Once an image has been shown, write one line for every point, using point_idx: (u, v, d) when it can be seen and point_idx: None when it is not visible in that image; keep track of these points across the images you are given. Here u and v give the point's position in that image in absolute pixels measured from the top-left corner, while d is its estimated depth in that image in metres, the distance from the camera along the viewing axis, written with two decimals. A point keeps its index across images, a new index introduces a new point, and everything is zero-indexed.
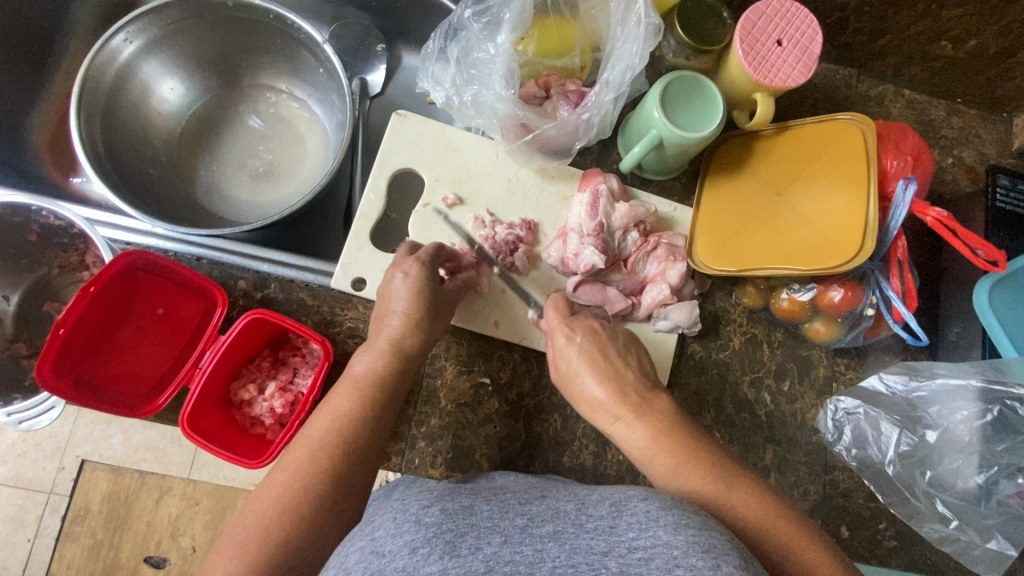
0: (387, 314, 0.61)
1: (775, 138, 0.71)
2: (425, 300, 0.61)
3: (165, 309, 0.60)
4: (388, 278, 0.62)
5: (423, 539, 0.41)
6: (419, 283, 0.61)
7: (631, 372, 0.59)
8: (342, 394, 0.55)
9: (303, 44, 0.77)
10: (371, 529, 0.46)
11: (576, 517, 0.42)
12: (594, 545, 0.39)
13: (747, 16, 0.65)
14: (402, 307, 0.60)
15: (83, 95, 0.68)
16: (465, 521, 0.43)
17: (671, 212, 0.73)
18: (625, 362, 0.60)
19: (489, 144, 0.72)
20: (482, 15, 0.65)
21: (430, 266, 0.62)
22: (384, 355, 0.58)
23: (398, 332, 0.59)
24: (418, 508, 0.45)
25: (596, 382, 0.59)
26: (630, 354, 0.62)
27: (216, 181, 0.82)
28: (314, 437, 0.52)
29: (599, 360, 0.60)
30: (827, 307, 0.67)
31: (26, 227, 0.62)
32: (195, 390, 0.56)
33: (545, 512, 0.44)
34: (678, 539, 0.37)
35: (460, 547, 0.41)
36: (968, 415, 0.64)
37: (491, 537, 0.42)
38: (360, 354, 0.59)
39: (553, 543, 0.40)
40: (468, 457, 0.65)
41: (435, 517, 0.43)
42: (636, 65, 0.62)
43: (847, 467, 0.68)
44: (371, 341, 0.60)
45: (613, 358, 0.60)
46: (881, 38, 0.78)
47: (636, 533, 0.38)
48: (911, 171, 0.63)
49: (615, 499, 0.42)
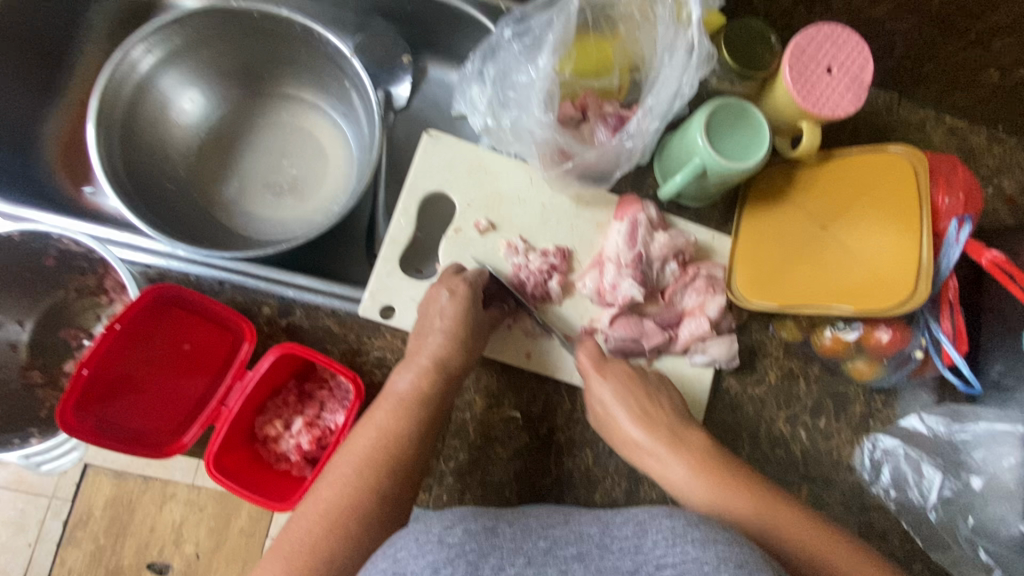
0: (428, 331, 0.60)
1: (818, 167, 0.68)
2: (466, 322, 0.60)
3: (190, 345, 0.58)
4: (432, 295, 0.62)
5: (446, 560, 0.38)
6: (462, 308, 0.60)
7: (668, 415, 0.60)
8: (384, 411, 0.55)
9: (329, 57, 0.74)
10: (393, 551, 0.41)
11: (600, 538, 0.40)
12: (621, 566, 0.37)
13: (797, 41, 0.63)
14: (445, 325, 0.59)
15: (101, 111, 0.66)
16: (489, 542, 0.40)
17: (710, 240, 0.71)
18: (659, 405, 0.61)
19: (523, 167, 0.69)
20: (522, 36, 0.64)
21: (476, 288, 0.62)
22: (426, 374, 0.57)
23: (439, 348, 0.58)
24: (439, 526, 0.41)
25: (634, 422, 0.59)
26: (663, 393, 0.62)
27: (237, 198, 0.79)
28: (360, 453, 0.52)
29: (639, 404, 0.60)
30: (873, 347, 0.65)
31: (43, 252, 0.59)
32: (221, 429, 0.55)
33: (568, 535, 0.41)
34: (708, 555, 0.36)
35: (483, 568, 0.37)
36: (1015, 462, 0.61)
37: (515, 559, 0.39)
38: (400, 371, 0.58)
39: (578, 565, 0.38)
40: (498, 494, 0.63)
41: (459, 538, 0.39)
42: (685, 94, 0.59)
43: (884, 508, 0.66)
44: (411, 357, 0.59)
45: (649, 400, 0.61)
46: (928, 64, 0.75)
47: (664, 549, 0.37)
48: (964, 209, 0.60)
49: (639, 517, 0.41)
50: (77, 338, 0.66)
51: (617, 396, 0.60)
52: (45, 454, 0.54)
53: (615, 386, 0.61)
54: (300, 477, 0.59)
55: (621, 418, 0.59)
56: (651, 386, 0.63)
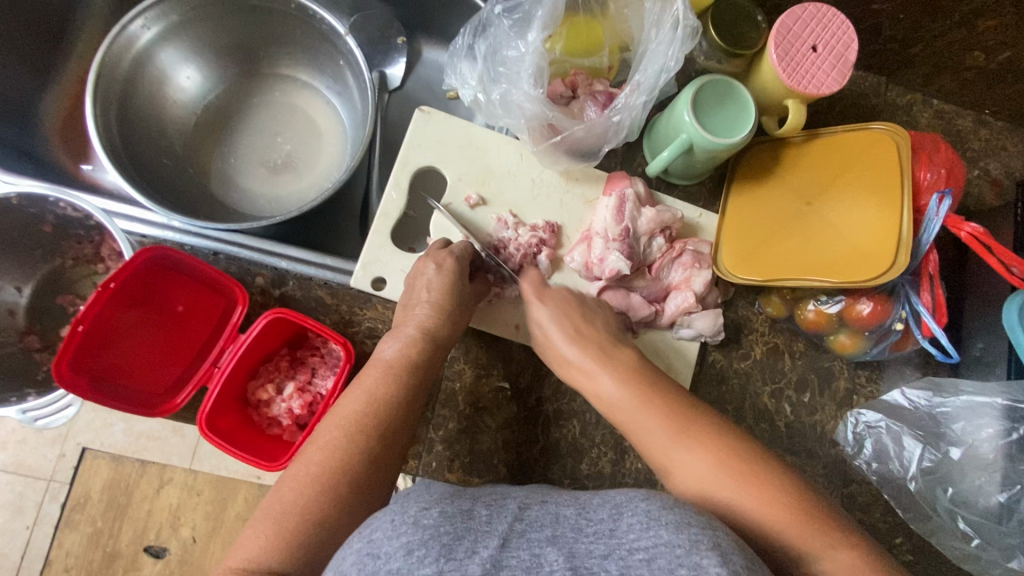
0: (415, 303, 0.61)
1: (804, 145, 0.69)
2: (454, 293, 0.61)
3: (185, 307, 0.60)
4: (419, 268, 0.63)
5: (419, 541, 0.37)
6: (449, 277, 0.61)
7: (597, 327, 0.62)
8: (375, 375, 0.56)
9: (325, 35, 0.75)
10: (366, 533, 0.40)
11: (576, 521, 0.40)
12: (595, 550, 0.37)
13: (782, 21, 0.64)
14: (432, 297, 0.60)
15: (99, 83, 0.67)
16: (462, 525, 0.39)
17: (697, 218, 0.72)
18: (591, 321, 0.62)
19: (514, 144, 0.70)
20: (512, 12, 0.65)
21: (461, 260, 0.63)
22: (415, 342, 0.58)
23: (427, 320, 0.60)
24: (413, 508, 0.40)
25: (568, 342, 0.60)
26: (641, 348, 0.64)
27: (233, 173, 0.80)
28: (349, 417, 0.53)
29: (569, 324, 0.61)
30: (855, 320, 0.66)
31: (41, 218, 0.60)
32: (213, 390, 0.56)
33: (544, 516, 0.41)
34: (680, 538, 0.36)
35: (457, 550, 0.37)
36: (992, 433, 0.63)
37: (488, 540, 0.38)
38: (388, 340, 0.59)
39: (553, 547, 0.38)
40: (486, 462, 0.64)
41: (434, 519, 0.38)
42: (670, 68, 0.61)
43: (865, 481, 0.67)
44: (399, 327, 0.60)
45: (583, 321, 0.61)
46: (914, 46, 0.76)
47: (638, 534, 0.37)
48: (945, 184, 0.62)
49: (616, 501, 0.41)
50: (74, 304, 0.68)
51: (552, 316, 0.62)
52: (43, 409, 0.55)
53: (553, 307, 0.62)
54: (290, 441, 0.60)
55: (557, 341, 0.61)
56: (630, 339, 0.65)
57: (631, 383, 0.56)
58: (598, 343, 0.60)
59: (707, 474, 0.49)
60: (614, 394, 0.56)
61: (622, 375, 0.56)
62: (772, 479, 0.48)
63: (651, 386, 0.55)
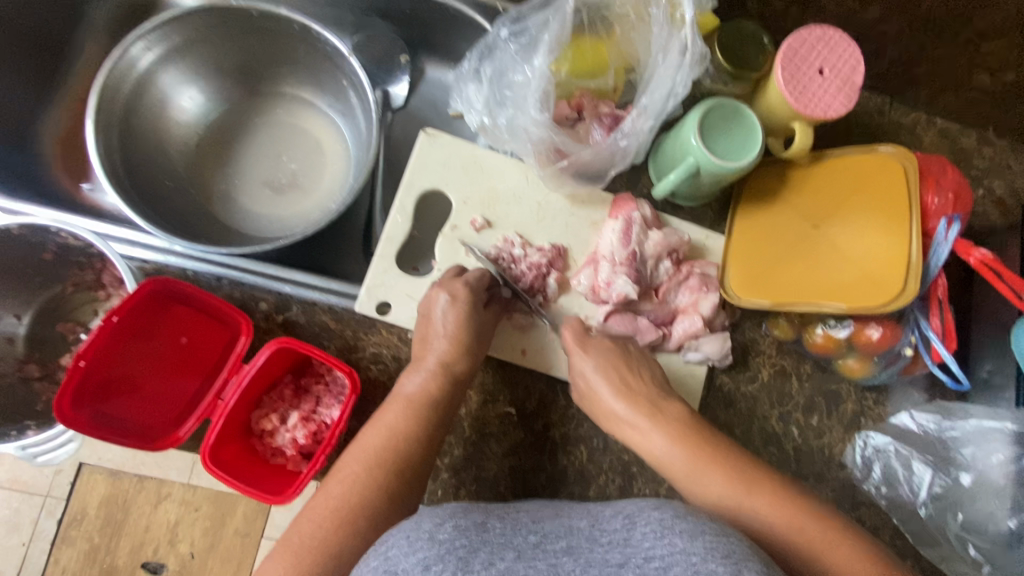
0: (432, 336, 0.61)
1: (811, 167, 0.69)
2: (469, 326, 0.60)
3: (189, 338, 0.59)
4: (432, 297, 0.63)
5: (436, 556, 0.37)
6: (464, 309, 0.61)
7: (643, 386, 0.61)
8: (395, 410, 0.56)
9: (329, 56, 0.74)
10: (384, 550, 0.41)
11: (589, 532, 0.40)
12: (610, 559, 0.36)
13: (789, 44, 0.64)
14: (449, 330, 0.60)
15: (100, 108, 0.67)
16: (478, 537, 0.39)
17: (703, 240, 0.71)
18: (637, 376, 0.62)
19: (519, 165, 0.70)
20: (519, 36, 0.64)
21: (475, 292, 0.63)
22: (435, 376, 0.58)
23: (445, 353, 0.59)
24: (429, 524, 0.41)
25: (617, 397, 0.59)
26: (643, 367, 0.64)
27: (235, 194, 0.79)
28: (369, 452, 0.54)
29: (616, 376, 0.61)
30: (864, 345, 0.65)
31: (41, 246, 0.59)
32: (217, 423, 0.55)
33: (558, 529, 0.41)
34: (696, 547, 0.35)
35: (472, 563, 0.37)
36: (1002, 458, 0.63)
37: (504, 553, 0.38)
38: (409, 374, 0.59)
39: (568, 557, 0.37)
40: (493, 489, 0.63)
41: (450, 534, 0.39)
42: (679, 93, 0.60)
43: (874, 504, 0.65)
44: (420, 360, 0.60)
45: (631, 376, 0.62)
46: (919, 66, 0.76)
47: (653, 542, 0.37)
48: (952, 208, 0.61)
49: (628, 511, 0.41)
50: (74, 332, 0.67)
51: (598, 371, 0.62)
52: (43, 446, 0.54)
53: (597, 361, 0.62)
54: (294, 472, 0.59)
55: (602, 392, 0.60)
56: (633, 357, 0.64)
57: (684, 441, 0.56)
58: (650, 399, 0.60)
59: (781, 529, 0.48)
60: (668, 451, 0.56)
61: (674, 436, 0.56)
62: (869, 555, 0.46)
63: (707, 443, 0.55)
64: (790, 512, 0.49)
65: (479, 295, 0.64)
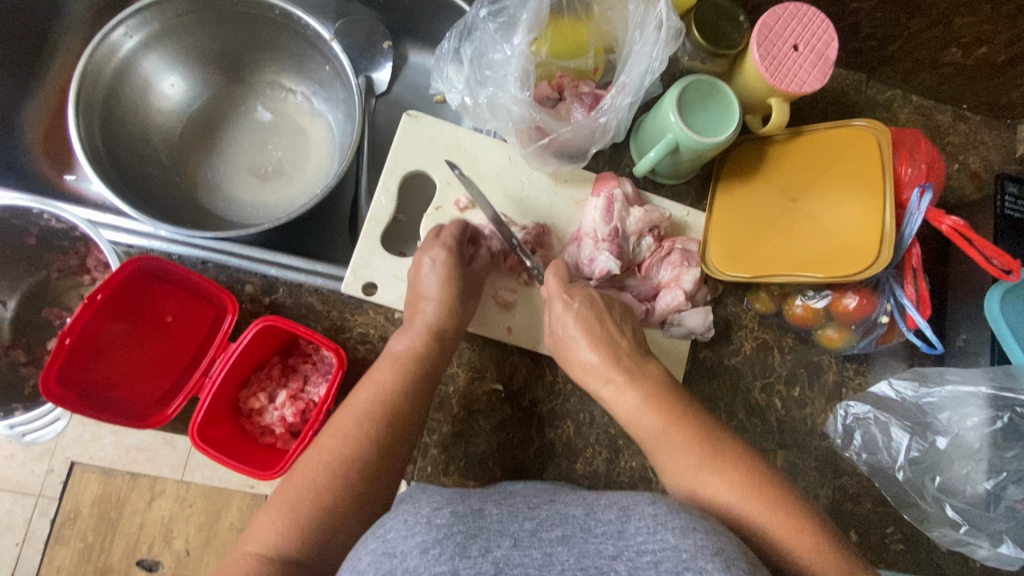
0: (420, 298, 0.62)
1: (788, 143, 0.70)
2: (454, 279, 0.62)
3: (175, 317, 0.59)
4: (417, 263, 0.63)
5: (434, 540, 0.38)
6: (449, 267, 0.62)
7: (624, 339, 0.61)
8: (384, 368, 0.57)
9: (311, 41, 0.75)
10: (382, 532, 0.41)
11: (584, 521, 0.40)
12: (603, 550, 0.37)
13: (764, 20, 0.65)
14: (435, 293, 0.61)
15: (81, 93, 0.66)
16: (475, 523, 0.40)
17: (684, 217, 0.73)
18: (619, 329, 0.62)
19: (502, 146, 0.71)
20: (498, 15, 0.65)
21: (457, 250, 0.64)
22: (422, 338, 0.59)
23: (433, 316, 0.60)
24: (427, 508, 0.41)
25: (591, 347, 0.60)
26: (625, 322, 0.63)
27: (220, 182, 0.80)
28: (360, 409, 0.54)
29: (595, 327, 0.61)
30: (841, 314, 0.67)
31: (24, 229, 0.59)
32: (204, 400, 0.55)
33: (554, 516, 0.41)
34: (687, 543, 0.36)
35: (471, 548, 0.38)
36: (977, 421, 0.64)
37: (501, 540, 0.39)
38: (397, 336, 0.60)
39: (563, 547, 0.38)
40: (482, 464, 0.64)
41: (447, 519, 0.40)
42: (656, 69, 0.61)
43: (856, 472, 0.68)
44: (409, 325, 0.61)
45: (613, 328, 0.62)
46: (893, 43, 0.77)
47: (646, 537, 0.37)
48: (925, 179, 0.63)
49: (623, 503, 0.41)
50: (60, 316, 0.67)
51: (576, 320, 0.61)
52: (34, 422, 0.56)
53: (577, 314, 0.62)
54: (284, 450, 0.60)
55: (579, 344, 0.61)
56: (616, 308, 0.64)
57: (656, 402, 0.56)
58: (626, 355, 0.60)
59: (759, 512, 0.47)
60: (638, 412, 0.57)
61: (649, 393, 0.57)
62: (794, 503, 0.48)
63: (667, 393, 0.57)
64: (742, 479, 0.50)
65: (461, 254, 0.65)
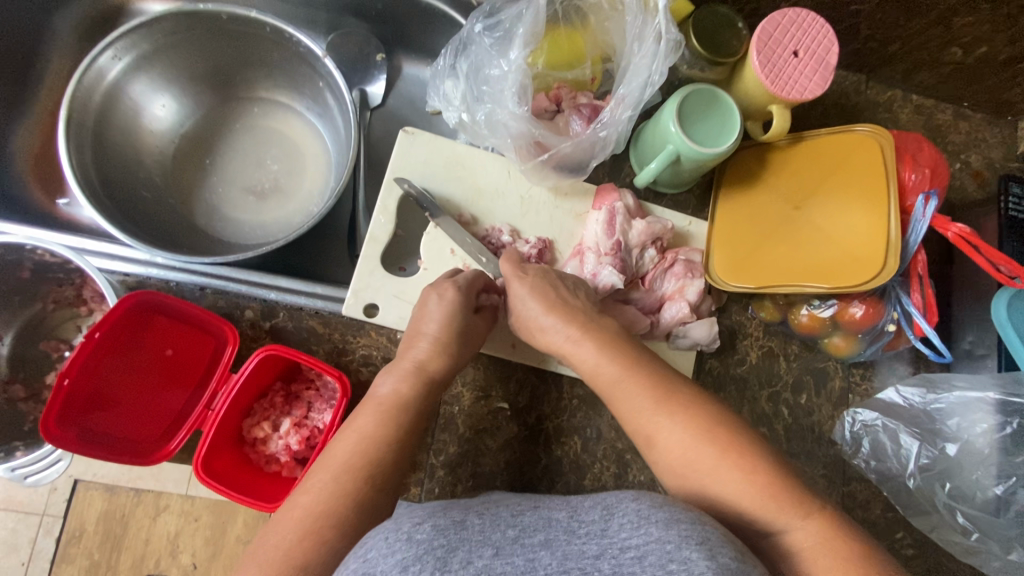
0: (420, 333, 0.60)
1: (789, 149, 0.69)
2: (455, 326, 0.59)
3: (174, 351, 0.59)
4: (424, 298, 0.61)
5: (414, 556, 0.36)
6: (453, 308, 0.60)
7: (578, 302, 0.60)
8: (368, 416, 0.55)
9: (303, 57, 0.73)
10: (362, 552, 0.39)
11: (567, 524, 0.39)
12: (587, 550, 0.36)
13: (763, 27, 0.64)
14: (432, 329, 0.59)
15: (71, 120, 0.66)
16: (457, 535, 0.38)
17: (686, 226, 0.72)
18: (573, 295, 0.60)
19: (500, 160, 0.70)
20: (493, 30, 0.64)
21: (466, 292, 0.62)
22: (409, 379, 0.57)
23: (425, 354, 0.59)
24: (407, 524, 0.39)
25: (546, 311, 0.58)
26: (579, 289, 0.62)
27: (216, 203, 0.79)
28: (339, 459, 0.51)
29: (550, 294, 0.60)
30: (848, 323, 0.66)
31: (19, 263, 0.59)
32: (207, 433, 0.55)
33: (537, 522, 0.40)
34: (671, 534, 0.35)
35: (452, 562, 0.35)
36: (987, 427, 0.64)
37: (482, 550, 0.37)
38: (385, 375, 0.58)
39: (546, 551, 0.37)
40: (490, 484, 0.63)
41: (428, 533, 0.38)
42: (655, 81, 0.60)
43: (864, 479, 0.68)
44: (398, 360, 0.59)
45: (565, 295, 0.60)
46: (893, 44, 0.76)
47: (629, 533, 0.36)
48: (929, 184, 0.63)
49: (606, 501, 0.40)
50: (58, 350, 0.67)
51: (531, 290, 0.60)
52: (32, 466, 0.55)
53: (531, 286, 0.60)
54: (290, 478, 0.60)
55: (533, 311, 0.59)
56: (567, 280, 0.63)
57: (612, 353, 0.55)
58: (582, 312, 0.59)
59: (730, 482, 0.46)
60: (595, 364, 0.55)
61: (604, 345, 0.56)
62: (744, 448, 0.48)
63: (638, 361, 0.55)
64: (734, 461, 0.47)
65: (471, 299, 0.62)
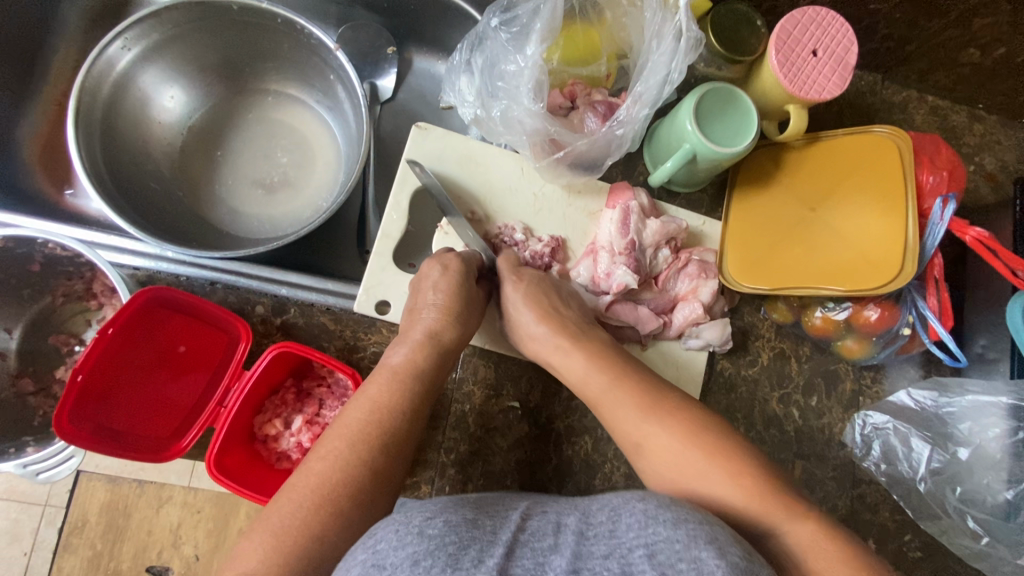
0: (422, 307, 0.59)
1: (804, 150, 0.69)
2: (460, 295, 0.60)
3: (187, 347, 0.59)
4: (424, 271, 0.62)
5: (425, 551, 0.35)
6: (455, 279, 0.60)
7: (605, 350, 0.60)
8: (379, 385, 0.55)
9: (314, 48, 0.72)
10: (372, 542, 0.38)
11: (577, 526, 0.39)
12: (596, 551, 0.36)
13: (782, 25, 0.63)
14: (438, 299, 0.59)
15: (81, 111, 0.65)
16: (468, 533, 0.38)
17: (701, 226, 0.72)
18: (599, 341, 0.61)
19: (513, 157, 0.69)
20: (510, 24, 0.63)
21: (466, 264, 0.62)
22: (421, 347, 0.57)
23: (435, 324, 0.58)
24: (418, 517, 0.39)
25: (573, 359, 0.58)
26: (606, 333, 0.62)
27: (225, 196, 0.78)
28: (353, 428, 0.52)
29: (576, 339, 0.60)
30: (862, 325, 0.66)
31: (29, 257, 0.58)
32: (221, 429, 0.55)
33: (545, 526, 0.40)
34: (679, 534, 0.35)
35: (463, 560, 0.35)
36: (999, 432, 0.63)
37: (494, 549, 0.37)
38: (395, 346, 0.58)
39: (556, 554, 0.36)
40: (499, 482, 0.63)
41: (440, 528, 0.37)
42: (674, 79, 0.59)
43: (874, 481, 0.68)
44: (405, 334, 0.59)
45: (591, 338, 0.60)
46: (910, 44, 0.75)
47: (638, 534, 0.36)
48: (947, 187, 0.62)
49: (613, 503, 0.40)
50: (68, 344, 0.66)
51: (556, 333, 0.60)
52: (44, 463, 0.55)
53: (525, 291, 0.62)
54: None
55: (560, 358, 0.59)
56: (594, 324, 0.63)
57: (642, 408, 0.55)
58: (610, 361, 0.59)
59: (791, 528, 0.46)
60: (625, 419, 0.55)
61: (634, 403, 0.55)
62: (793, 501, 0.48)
63: (671, 414, 0.54)
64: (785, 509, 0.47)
65: (471, 271, 0.63)
